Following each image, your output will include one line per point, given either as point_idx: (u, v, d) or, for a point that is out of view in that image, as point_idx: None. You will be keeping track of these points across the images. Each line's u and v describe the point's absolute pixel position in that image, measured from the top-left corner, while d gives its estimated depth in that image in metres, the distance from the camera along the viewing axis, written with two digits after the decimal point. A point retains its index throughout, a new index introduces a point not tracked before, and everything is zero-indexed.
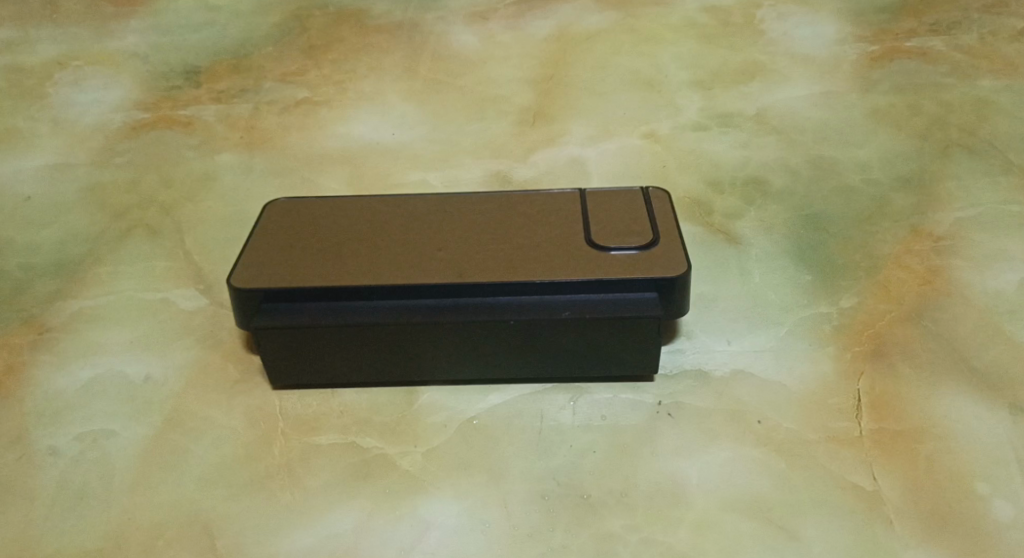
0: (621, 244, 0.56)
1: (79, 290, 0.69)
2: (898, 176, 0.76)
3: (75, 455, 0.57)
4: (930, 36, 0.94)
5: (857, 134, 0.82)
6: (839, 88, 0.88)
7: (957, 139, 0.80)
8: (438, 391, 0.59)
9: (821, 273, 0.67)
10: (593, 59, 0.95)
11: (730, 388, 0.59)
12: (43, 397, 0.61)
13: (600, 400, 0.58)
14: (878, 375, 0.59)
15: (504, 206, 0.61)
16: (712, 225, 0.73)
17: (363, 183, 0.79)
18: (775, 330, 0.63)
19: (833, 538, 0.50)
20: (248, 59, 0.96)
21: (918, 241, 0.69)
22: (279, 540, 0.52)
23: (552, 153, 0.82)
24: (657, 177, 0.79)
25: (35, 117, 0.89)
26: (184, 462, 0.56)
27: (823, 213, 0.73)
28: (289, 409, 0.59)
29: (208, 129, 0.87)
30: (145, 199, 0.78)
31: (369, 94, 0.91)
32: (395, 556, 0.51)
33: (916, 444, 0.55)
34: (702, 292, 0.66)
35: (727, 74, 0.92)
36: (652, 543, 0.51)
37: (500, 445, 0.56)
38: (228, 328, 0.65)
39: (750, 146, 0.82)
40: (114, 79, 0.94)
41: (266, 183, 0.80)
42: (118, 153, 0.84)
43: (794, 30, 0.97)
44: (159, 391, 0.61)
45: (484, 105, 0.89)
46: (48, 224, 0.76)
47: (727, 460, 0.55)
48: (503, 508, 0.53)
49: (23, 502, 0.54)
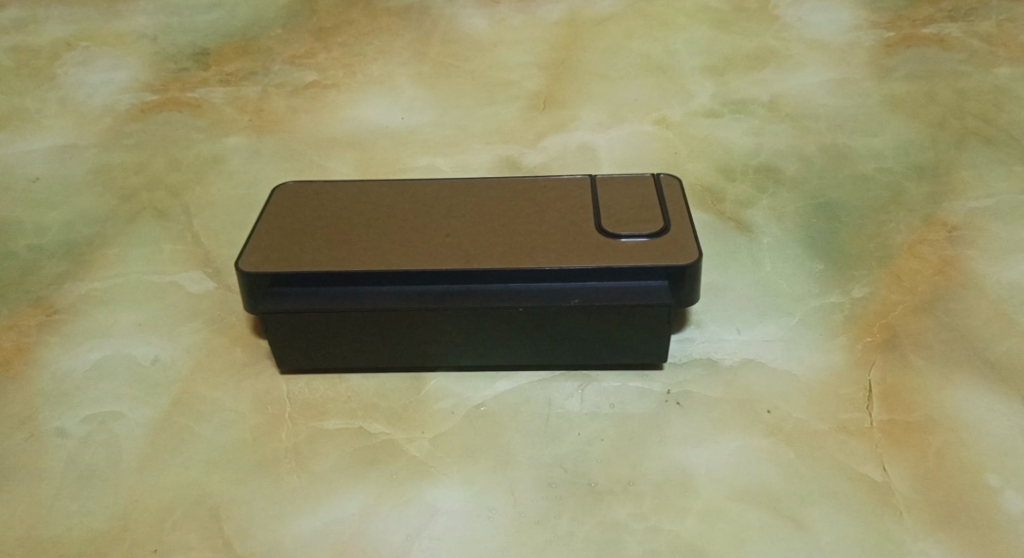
0: (632, 232, 0.56)
1: (87, 272, 0.69)
2: (913, 165, 0.75)
3: (82, 437, 0.57)
4: (947, 23, 0.93)
5: (871, 122, 0.81)
6: (854, 75, 0.87)
7: (973, 127, 0.79)
8: (446, 377, 0.59)
9: (833, 263, 0.66)
10: (605, 44, 0.94)
11: (740, 378, 0.58)
12: (52, 378, 0.61)
13: (609, 388, 0.58)
14: (890, 366, 0.58)
15: (513, 192, 0.60)
16: (724, 214, 0.72)
17: (371, 167, 0.79)
18: (785, 320, 0.62)
19: (841, 529, 0.50)
20: (257, 41, 0.96)
21: (932, 231, 0.68)
22: (285, 524, 0.51)
23: (563, 138, 0.81)
24: (668, 164, 0.78)
25: (44, 98, 0.89)
26: (192, 446, 0.56)
27: (836, 201, 0.72)
28: (296, 394, 0.59)
29: (216, 112, 0.86)
30: (153, 181, 0.78)
31: (378, 77, 0.91)
32: (401, 541, 0.51)
33: (927, 436, 0.54)
34: (713, 281, 0.66)
35: (741, 60, 0.91)
36: (659, 532, 0.50)
37: (507, 431, 0.56)
38: (236, 312, 0.64)
39: (762, 133, 0.81)
40: (123, 60, 0.94)
41: (274, 166, 0.79)
42: (126, 135, 0.84)
43: (809, 15, 0.96)
44: (166, 374, 0.60)
45: (495, 89, 0.88)
46: (56, 205, 0.76)
47: (735, 449, 0.54)
48: (509, 495, 0.52)
49: (32, 483, 0.54)
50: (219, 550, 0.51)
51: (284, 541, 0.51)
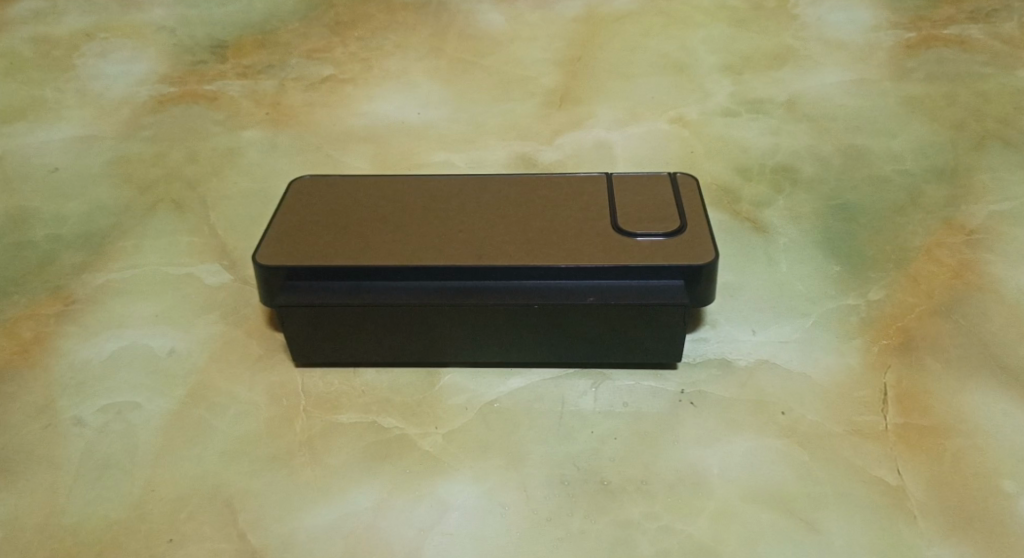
0: (647, 231, 0.56)
1: (104, 263, 0.69)
2: (932, 167, 0.75)
3: (99, 426, 0.57)
4: (968, 25, 0.92)
5: (890, 123, 0.81)
6: (872, 76, 0.87)
7: (993, 130, 0.79)
8: (460, 373, 0.59)
9: (850, 264, 0.66)
10: (622, 41, 0.94)
11: (754, 379, 0.58)
12: (69, 368, 0.61)
13: (622, 387, 0.58)
14: (905, 370, 0.58)
15: (529, 189, 0.60)
16: (740, 214, 0.72)
17: (387, 162, 0.79)
18: (801, 321, 0.62)
19: (855, 533, 0.50)
20: (275, 35, 0.96)
21: (950, 234, 0.68)
22: (299, 517, 0.52)
23: (579, 136, 0.81)
24: (684, 163, 0.78)
25: (63, 88, 0.90)
26: (207, 437, 0.56)
27: (853, 203, 0.72)
28: (311, 388, 0.59)
29: (233, 105, 0.87)
30: (170, 173, 0.78)
31: (395, 72, 0.91)
32: (414, 536, 0.51)
33: (942, 441, 0.54)
34: (727, 281, 0.65)
35: (759, 59, 0.91)
36: (672, 532, 0.50)
37: (521, 429, 0.56)
38: (252, 305, 0.65)
39: (779, 133, 0.81)
40: (141, 52, 0.94)
41: (290, 160, 0.79)
42: (144, 127, 0.84)
43: (828, 15, 0.96)
44: (183, 365, 0.61)
45: (511, 85, 0.88)
46: (75, 196, 0.76)
47: (749, 450, 0.54)
48: (522, 492, 0.53)
49: (50, 471, 0.55)
50: (233, 542, 0.51)
51: (297, 534, 0.51)
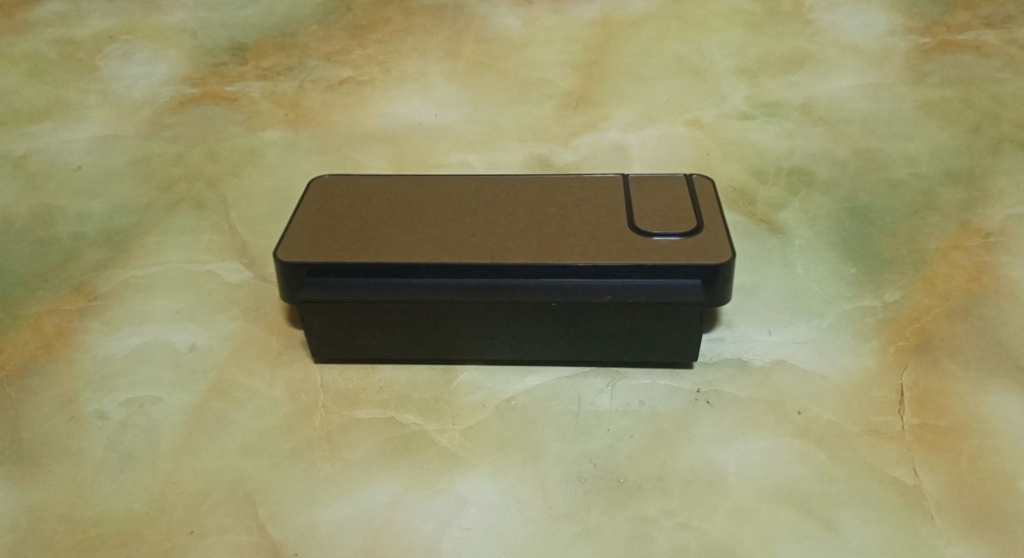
0: (664, 231, 0.56)
1: (127, 259, 0.70)
2: (948, 170, 0.75)
3: (122, 419, 0.58)
4: (984, 30, 0.92)
5: (906, 127, 0.81)
6: (888, 80, 0.87)
7: (1009, 134, 0.79)
8: (477, 370, 0.60)
9: (866, 266, 0.66)
10: (638, 44, 0.94)
11: (770, 378, 0.58)
12: (92, 362, 0.62)
13: (639, 386, 0.58)
14: (923, 371, 0.58)
15: (546, 190, 0.61)
16: (755, 215, 0.72)
17: (405, 162, 0.80)
18: (817, 322, 0.62)
19: (871, 531, 0.50)
20: (293, 37, 0.97)
21: (967, 237, 0.68)
22: (319, 511, 0.52)
23: (594, 137, 0.82)
24: (700, 166, 0.78)
25: (86, 89, 0.91)
26: (227, 430, 0.57)
27: (870, 206, 0.72)
28: (329, 383, 0.59)
29: (253, 106, 0.88)
30: (191, 172, 0.79)
31: (412, 74, 0.91)
32: (432, 531, 0.51)
33: (960, 441, 0.54)
34: (743, 282, 0.66)
35: (774, 62, 0.91)
36: (688, 528, 0.51)
37: (537, 426, 0.56)
38: (272, 301, 0.66)
39: (795, 136, 0.81)
40: (163, 53, 0.95)
41: (309, 160, 0.80)
42: (164, 127, 0.85)
43: (844, 20, 0.96)
44: (203, 360, 0.62)
45: (528, 88, 0.89)
46: (97, 194, 0.77)
47: (764, 449, 0.54)
48: (539, 489, 0.53)
49: (74, 462, 0.56)
50: (254, 534, 0.52)
51: (317, 527, 0.51)
